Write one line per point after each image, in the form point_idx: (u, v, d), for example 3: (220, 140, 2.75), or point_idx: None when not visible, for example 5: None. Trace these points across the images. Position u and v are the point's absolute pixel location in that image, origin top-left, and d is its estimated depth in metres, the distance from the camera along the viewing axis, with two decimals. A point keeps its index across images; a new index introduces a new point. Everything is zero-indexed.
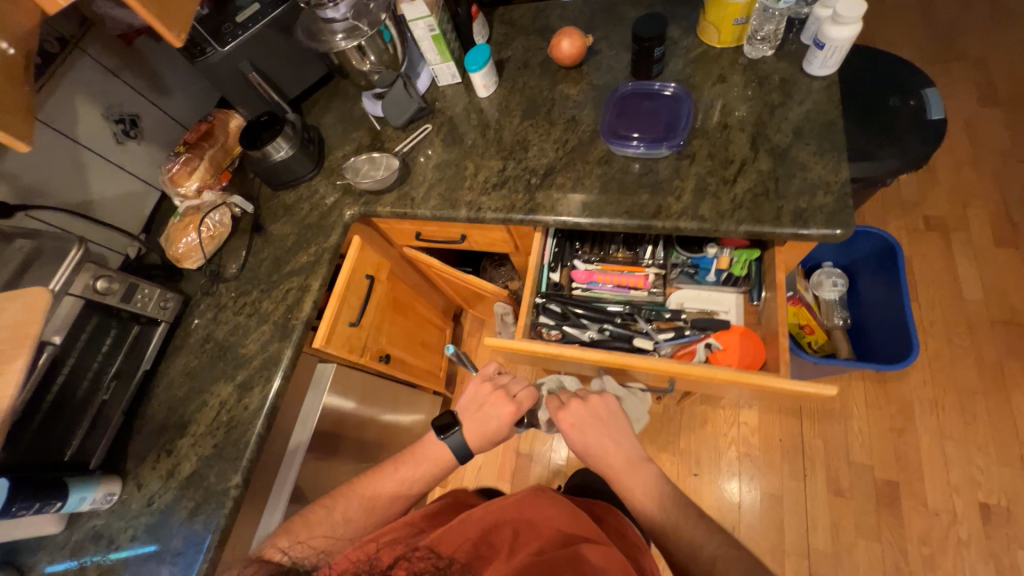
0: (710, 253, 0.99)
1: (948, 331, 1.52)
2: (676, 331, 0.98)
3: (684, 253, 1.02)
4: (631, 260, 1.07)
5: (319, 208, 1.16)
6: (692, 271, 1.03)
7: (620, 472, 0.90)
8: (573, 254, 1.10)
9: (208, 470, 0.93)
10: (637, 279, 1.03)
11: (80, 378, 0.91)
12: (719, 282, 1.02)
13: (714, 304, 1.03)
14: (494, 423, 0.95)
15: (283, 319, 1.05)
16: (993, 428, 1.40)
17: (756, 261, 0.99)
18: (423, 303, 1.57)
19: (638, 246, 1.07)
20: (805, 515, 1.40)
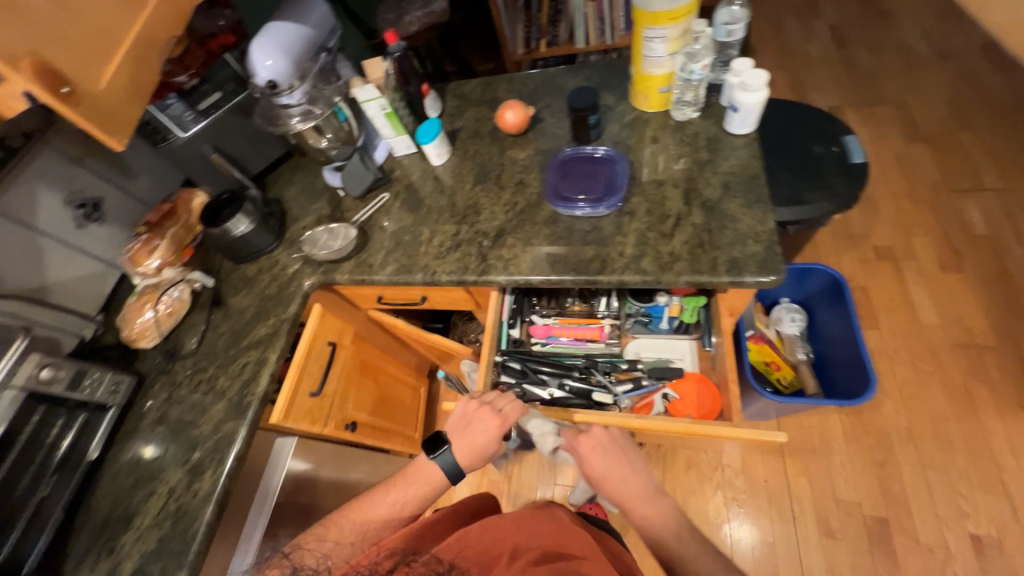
0: (660, 301, 1.06)
1: (913, 357, 1.55)
2: (634, 382, 1.03)
3: (637, 303, 1.09)
4: (588, 313, 1.12)
5: (279, 279, 1.18)
6: (646, 320, 1.10)
7: (636, 501, 0.87)
8: (531, 309, 1.15)
9: (150, 568, 0.87)
10: (593, 331, 1.09)
11: (18, 476, 0.87)
12: (673, 329, 1.09)
13: (669, 351, 1.10)
14: (481, 438, 0.89)
15: (238, 395, 1.04)
16: (970, 454, 1.39)
17: (704, 308, 1.07)
18: (393, 363, 1.55)
19: (593, 299, 1.12)
20: (799, 561, 1.34)
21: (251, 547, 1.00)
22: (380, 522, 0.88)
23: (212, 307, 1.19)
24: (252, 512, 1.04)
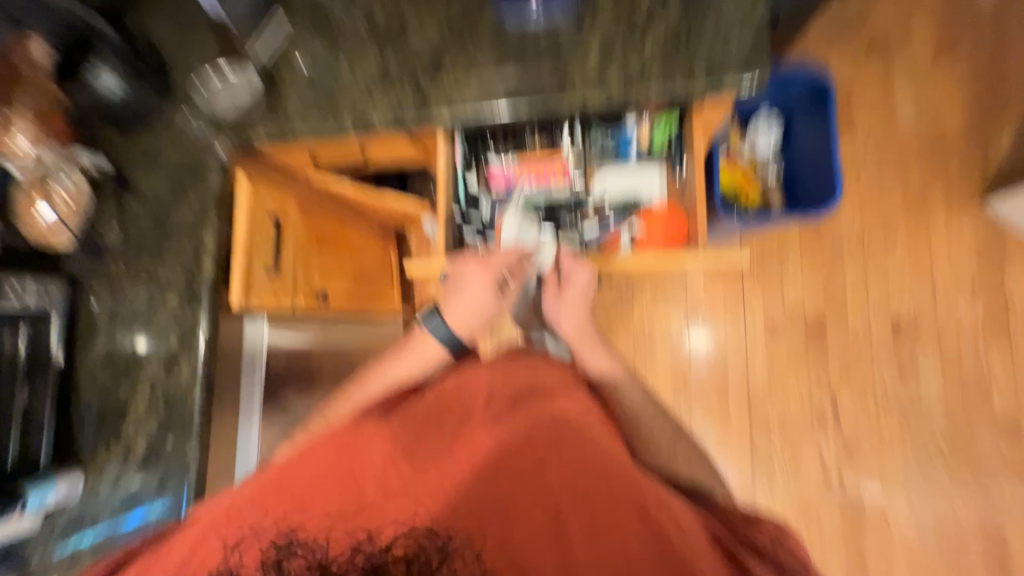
0: (630, 125, 0.97)
1: (882, 163, 1.53)
2: (601, 222, 1.02)
3: (603, 130, 0.99)
4: (550, 147, 1.04)
5: (186, 146, 1.01)
6: (613, 151, 1.02)
7: (593, 346, 0.98)
8: (487, 151, 1.04)
9: (162, 445, 0.94)
10: (556, 169, 1.03)
11: None
12: (641, 159, 1.02)
13: (637, 184, 1.02)
14: (473, 294, 0.93)
15: (185, 286, 0.98)
16: (910, 251, 1.50)
17: (677, 132, 0.98)
18: (353, 228, 1.45)
19: (555, 129, 1.01)
20: (745, 357, 1.55)
21: (254, 412, 1.12)
22: (376, 386, 0.94)
23: (121, 192, 1.02)
24: (245, 384, 1.11)
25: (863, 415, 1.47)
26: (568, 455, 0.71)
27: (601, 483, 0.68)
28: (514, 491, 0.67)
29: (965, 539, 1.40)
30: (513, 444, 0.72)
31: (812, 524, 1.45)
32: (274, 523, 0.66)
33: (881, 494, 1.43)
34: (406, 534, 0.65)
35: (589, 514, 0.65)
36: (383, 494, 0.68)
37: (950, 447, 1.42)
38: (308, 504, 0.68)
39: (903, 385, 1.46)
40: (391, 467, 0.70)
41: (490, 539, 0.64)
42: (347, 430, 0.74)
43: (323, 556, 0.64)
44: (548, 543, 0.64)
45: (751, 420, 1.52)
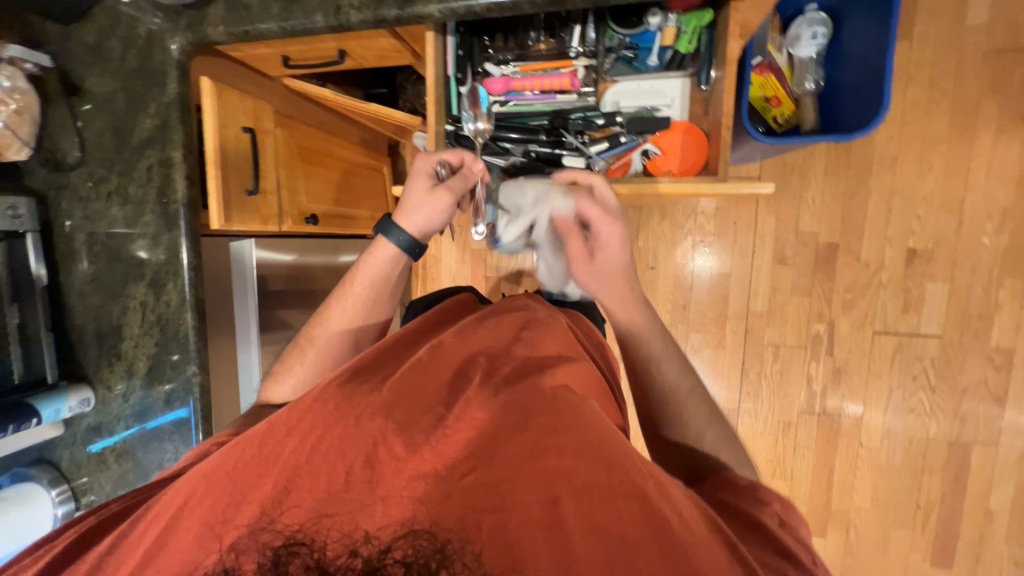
0: (652, 25, 0.84)
1: (934, 72, 1.34)
2: (612, 141, 0.89)
3: (621, 31, 0.86)
4: (557, 52, 0.89)
5: (135, 42, 0.87)
6: (631, 55, 0.88)
7: (632, 302, 0.76)
8: (485, 56, 0.91)
9: (163, 363, 0.95)
10: (563, 79, 0.88)
11: None
12: (663, 65, 0.88)
13: (656, 98, 0.91)
14: (445, 203, 0.80)
15: (159, 205, 0.91)
16: (945, 176, 1.37)
17: (707, 29, 0.83)
18: (343, 143, 1.35)
19: (564, 31, 0.87)
20: (748, 286, 1.52)
21: (252, 340, 1.11)
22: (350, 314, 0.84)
23: (72, 96, 0.91)
24: (238, 304, 1.11)
25: (857, 343, 1.47)
26: (601, 427, 0.51)
27: (630, 453, 0.50)
28: (522, 475, 0.47)
29: (929, 461, 1.47)
30: (523, 399, 0.53)
31: (788, 438, 1.54)
32: (196, 503, 0.48)
33: (860, 415, 1.49)
34: (351, 553, 0.43)
35: (631, 507, 0.45)
36: (366, 472, 0.48)
37: (936, 376, 1.44)
38: (245, 482, 0.48)
39: (904, 316, 1.44)
40: (368, 424, 0.50)
41: (485, 527, 0.45)
42: (306, 401, 0.53)
43: (236, 558, 0.45)
44: (560, 548, 0.43)
45: (746, 344, 1.54)
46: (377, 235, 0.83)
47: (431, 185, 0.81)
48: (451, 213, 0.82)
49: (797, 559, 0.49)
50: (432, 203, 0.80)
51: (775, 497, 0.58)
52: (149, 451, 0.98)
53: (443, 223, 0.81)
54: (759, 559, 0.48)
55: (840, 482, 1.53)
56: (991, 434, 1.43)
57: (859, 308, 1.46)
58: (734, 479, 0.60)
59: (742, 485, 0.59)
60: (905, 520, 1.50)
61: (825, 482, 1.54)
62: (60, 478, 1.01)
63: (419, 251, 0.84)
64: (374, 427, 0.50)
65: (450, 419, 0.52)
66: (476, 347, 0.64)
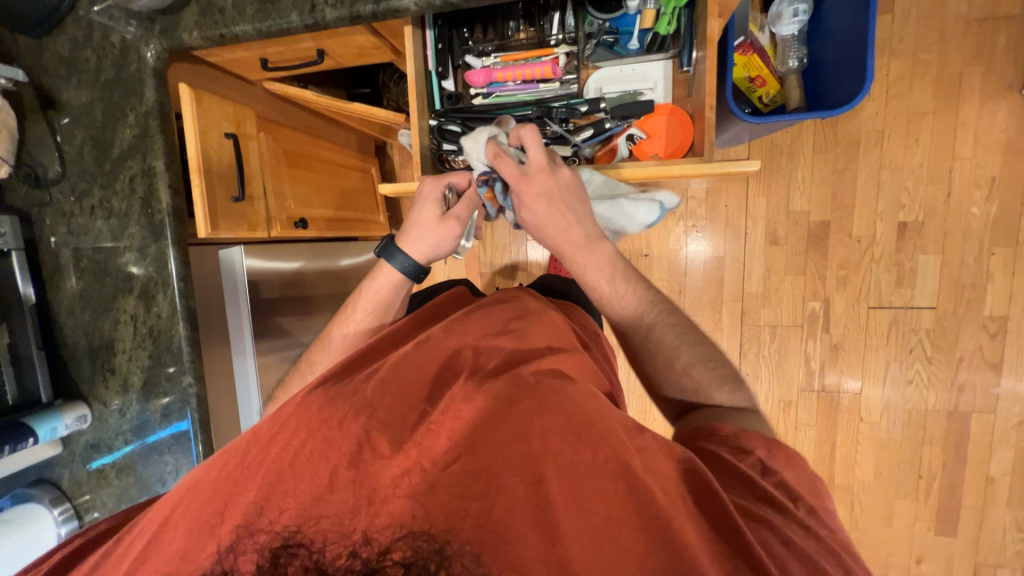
0: (631, 9, 0.82)
1: (917, 44, 1.34)
2: (596, 128, 0.88)
3: (601, 16, 0.84)
4: (538, 40, 0.89)
5: (110, 51, 0.86)
6: (611, 40, 0.87)
7: (570, 251, 0.76)
8: (465, 48, 0.90)
9: (158, 377, 0.94)
10: (545, 68, 0.88)
11: None
12: (644, 49, 0.87)
13: (638, 82, 0.91)
14: (452, 234, 0.82)
15: (144, 216, 0.90)
16: (933, 147, 1.37)
17: (685, 10, 0.83)
18: (328, 146, 1.34)
19: (543, 19, 0.87)
20: (742, 268, 1.52)
21: (248, 349, 1.11)
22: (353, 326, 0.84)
23: (49, 110, 0.89)
24: (231, 313, 1.11)
25: (853, 319, 1.48)
26: (586, 409, 0.52)
27: (615, 431, 0.50)
28: (506, 459, 0.47)
29: (928, 432, 1.48)
30: (508, 388, 0.54)
31: (789, 417, 1.55)
32: (191, 513, 0.48)
33: (859, 390, 1.50)
34: (350, 554, 0.43)
35: (618, 486, 0.46)
36: (351, 472, 0.47)
37: (932, 347, 1.45)
38: (237, 488, 0.48)
39: (898, 290, 1.44)
40: (350, 425, 0.50)
41: (472, 516, 0.44)
42: (294, 404, 0.55)
43: (235, 558, 0.44)
44: (547, 529, 0.44)
45: (743, 326, 1.55)
46: (381, 258, 0.84)
47: (441, 214, 0.81)
48: (458, 242, 0.84)
49: (781, 505, 0.48)
50: (441, 233, 0.81)
51: (758, 442, 0.56)
52: (150, 465, 0.98)
53: (451, 251, 0.83)
54: (743, 509, 0.47)
55: (842, 458, 1.54)
56: (988, 402, 1.44)
57: (853, 284, 1.47)
58: (717, 430, 0.58)
59: (725, 436, 0.57)
60: (908, 491, 1.52)
61: (827, 459, 1.55)
62: (62, 496, 1.01)
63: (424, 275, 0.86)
64: (358, 427, 0.50)
65: (435, 416, 0.53)
66: (465, 342, 0.65)
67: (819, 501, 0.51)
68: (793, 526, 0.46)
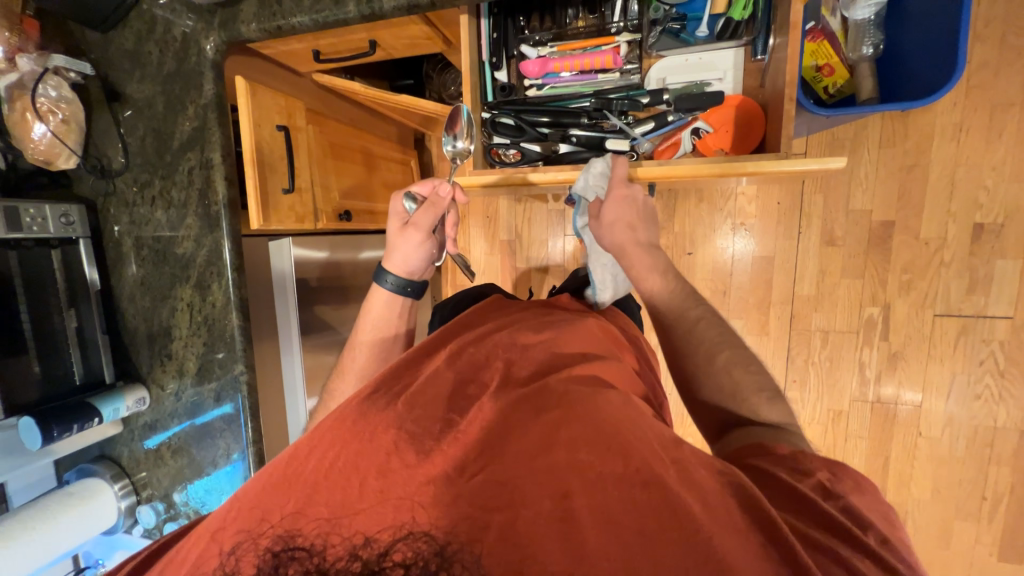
0: None
1: (1006, 28, 1.21)
2: (658, 121, 0.85)
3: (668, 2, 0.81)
4: (596, 28, 0.87)
5: (171, 44, 0.88)
6: (678, 27, 0.84)
7: (630, 249, 0.76)
8: (519, 37, 0.89)
9: (212, 363, 0.97)
10: (605, 57, 0.86)
11: (45, 314, 0.87)
12: (714, 36, 0.84)
13: (704, 72, 0.88)
14: (415, 241, 0.83)
15: (201, 207, 0.92)
16: (1019, 142, 1.25)
17: None
18: (371, 138, 1.35)
19: (604, 7, 0.86)
20: (793, 269, 1.44)
21: (296, 347, 1.13)
22: (372, 330, 0.87)
23: (114, 102, 0.92)
24: (279, 303, 1.12)
25: (915, 326, 1.38)
26: (618, 422, 0.50)
27: (648, 444, 0.48)
28: (534, 472, 0.46)
29: (996, 451, 1.37)
30: (535, 397, 0.53)
31: (839, 428, 1.47)
32: (223, 522, 0.48)
33: (918, 402, 1.41)
34: (350, 555, 0.43)
35: (650, 499, 0.43)
36: (378, 482, 0.46)
37: (1005, 360, 1.33)
38: (263, 498, 0.48)
39: (969, 297, 1.33)
40: (382, 437, 0.50)
41: (494, 527, 0.43)
42: (329, 421, 0.53)
43: (235, 562, 0.44)
44: (570, 547, 0.41)
45: (792, 330, 1.47)
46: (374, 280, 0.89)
47: (403, 225, 0.85)
48: (428, 248, 0.85)
49: (849, 532, 0.43)
50: (404, 243, 0.84)
51: (819, 463, 0.51)
52: (202, 448, 1.01)
53: (420, 258, 0.85)
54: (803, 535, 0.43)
55: (896, 473, 1.45)
56: None
57: (918, 290, 1.36)
58: (771, 450, 0.54)
59: (782, 455, 0.53)
60: (969, 513, 1.42)
61: (879, 473, 1.46)
62: (121, 473, 1.06)
63: (413, 289, 0.88)
64: (388, 439, 0.50)
65: (463, 425, 0.51)
66: (497, 352, 0.63)
67: (895, 532, 0.46)
68: (860, 556, 0.42)
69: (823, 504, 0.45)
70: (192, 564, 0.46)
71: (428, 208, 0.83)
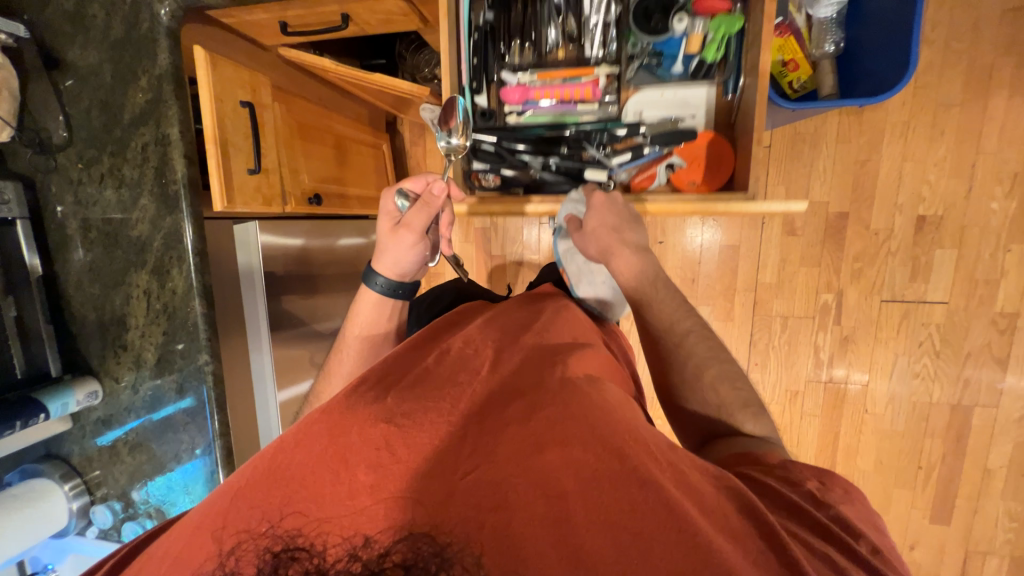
0: (677, 31, 0.89)
1: (950, 32, 1.30)
2: (634, 153, 0.94)
3: (646, 39, 0.90)
4: (576, 60, 0.96)
5: (118, 7, 0.81)
6: (655, 62, 0.93)
7: (616, 248, 0.77)
8: (500, 65, 0.97)
9: (172, 354, 0.92)
10: (585, 89, 0.94)
11: None
12: (688, 73, 0.93)
13: (680, 109, 0.96)
14: (408, 243, 0.81)
15: (158, 187, 0.86)
16: (957, 140, 1.35)
17: (734, 37, 0.88)
18: (342, 119, 1.30)
19: (582, 41, 0.95)
20: (757, 257, 1.51)
21: (265, 337, 1.08)
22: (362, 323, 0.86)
23: (53, 70, 0.84)
24: (246, 293, 1.07)
25: (865, 311, 1.48)
26: (609, 414, 0.52)
27: (641, 444, 0.50)
28: (527, 469, 0.46)
29: (931, 424, 1.50)
30: (529, 394, 0.54)
31: (795, 407, 1.57)
32: (212, 512, 0.46)
33: (865, 382, 1.52)
34: (351, 556, 0.41)
35: (642, 493, 0.45)
36: (368, 477, 0.46)
37: (941, 341, 1.45)
38: (253, 486, 0.46)
39: (912, 283, 1.44)
40: (370, 431, 0.49)
41: (488, 527, 0.43)
42: (313, 414, 0.52)
43: (234, 563, 0.42)
44: (564, 541, 0.42)
45: (754, 316, 1.54)
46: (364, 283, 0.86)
47: (395, 225, 0.83)
48: (419, 250, 0.83)
49: (841, 539, 0.46)
50: (397, 245, 0.81)
51: (810, 474, 0.55)
52: (164, 443, 0.96)
53: (413, 260, 0.83)
54: (791, 532, 0.46)
55: (845, 447, 1.57)
56: (992, 396, 1.45)
57: (867, 277, 1.46)
58: (765, 460, 0.58)
59: (774, 465, 0.57)
60: (907, 481, 1.55)
61: (830, 447, 1.58)
62: (72, 472, 0.99)
63: (405, 292, 0.86)
64: (376, 433, 0.49)
65: (455, 419, 0.51)
66: (483, 347, 0.63)
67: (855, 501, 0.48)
68: (849, 560, 0.45)
69: (818, 516, 0.49)
70: (174, 557, 0.44)
71: (421, 208, 0.80)
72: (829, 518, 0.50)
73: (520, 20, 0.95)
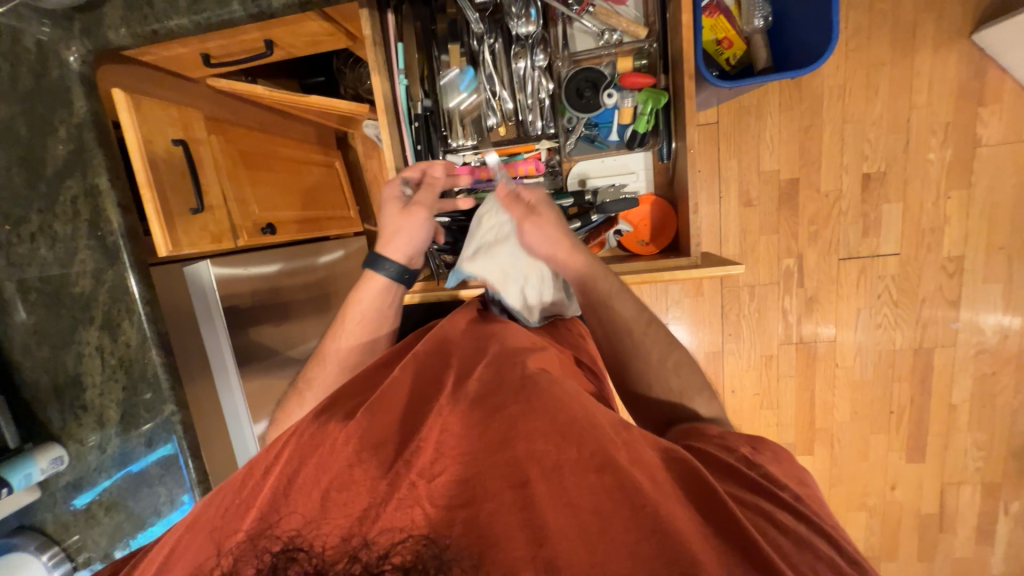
0: (609, 104, 0.97)
1: None
2: (583, 221, 1.01)
3: (581, 114, 0.98)
4: (518, 136, 1.01)
5: (23, 57, 0.76)
6: (592, 134, 1.02)
7: (570, 253, 0.78)
8: (444, 147, 1.00)
9: (136, 408, 0.89)
10: (529, 167, 1.00)
11: None
12: (625, 141, 1.01)
13: (621, 172, 1.06)
14: (421, 220, 0.83)
15: (95, 239, 0.83)
16: (890, 97, 1.40)
17: (663, 109, 0.97)
18: (286, 143, 1.27)
19: (522, 120, 1.00)
20: (719, 232, 1.55)
21: (232, 376, 1.05)
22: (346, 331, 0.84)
23: None
24: (205, 328, 1.03)
25: (825, 272, 1.54)
26: (570, 406, 0.53)
27: (600, 429, 0.50)
28: (491, 466, 0.47)
29: (897, 370, 1.58)
30: (493, 397, 0.55)
31: (772, 371, 1.62)
32: (195, 544, 0.45)
33: (833, 337, 1.58)
34: (350, 557, 0.41)
35: (601, 478, 0.46)
36: (340, 495, 0.46)
37: (898, 291, 1.52)
38: (233, 513, 0.46)
39: (865, 239, 1.50)
40: (341, 449, 0.49)
41: (459, 523, 0.43)
42: (285, 441, 0.52)
43: (235, 564, 0.42)
44: (534, 529, 0.43)
45: (723, 288, 1.58)
46: (368, 270, 0.84)
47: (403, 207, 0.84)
48: (430, 228, 0.85)
49: (776, 495, 0.50)
50: (411, 223, 0.83)
51: (743, 441, 0.60)
52: (141, 498, 0.94)
53: (426, 238, 0.84)
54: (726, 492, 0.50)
55: (821, 403, 1.63)
56: (949, 336, 1.53)
57: (823, 238, 1.51)
58: (706, 430, 0.63)
59: (714, 435, 0.62)
60: (881, 427, 1.63)
61: (808, 405, 1.64)
62: (49, 541, 0.96)
63: (412, 275, 0.85)
64: (346, 453, 0.48)
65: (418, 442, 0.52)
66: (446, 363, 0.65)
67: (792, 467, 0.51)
68: (781, 510, 0.48)
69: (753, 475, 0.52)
70: None
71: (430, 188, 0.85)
72: (761, 476, 0.54)
73: (459, 105, 0.98)
